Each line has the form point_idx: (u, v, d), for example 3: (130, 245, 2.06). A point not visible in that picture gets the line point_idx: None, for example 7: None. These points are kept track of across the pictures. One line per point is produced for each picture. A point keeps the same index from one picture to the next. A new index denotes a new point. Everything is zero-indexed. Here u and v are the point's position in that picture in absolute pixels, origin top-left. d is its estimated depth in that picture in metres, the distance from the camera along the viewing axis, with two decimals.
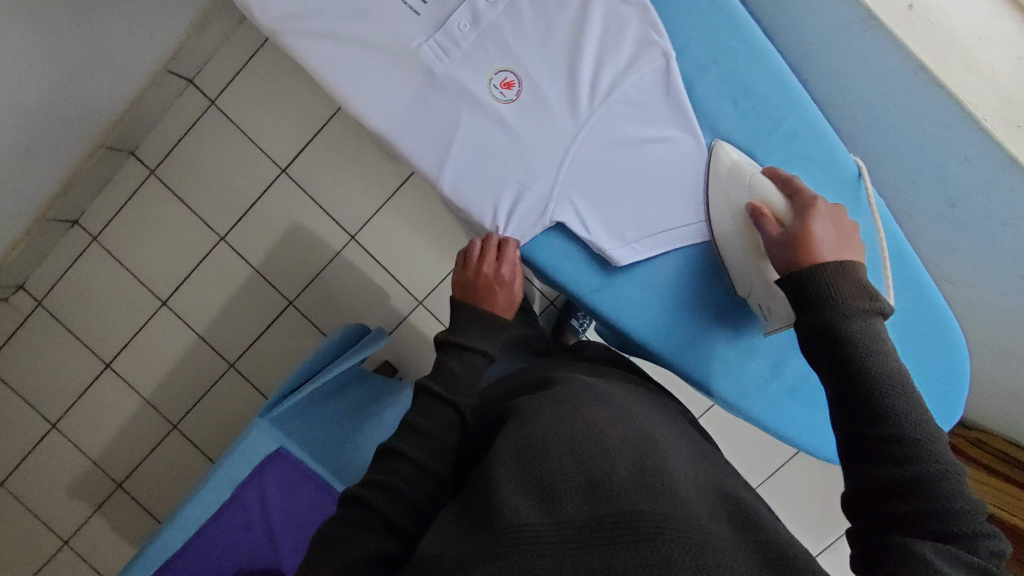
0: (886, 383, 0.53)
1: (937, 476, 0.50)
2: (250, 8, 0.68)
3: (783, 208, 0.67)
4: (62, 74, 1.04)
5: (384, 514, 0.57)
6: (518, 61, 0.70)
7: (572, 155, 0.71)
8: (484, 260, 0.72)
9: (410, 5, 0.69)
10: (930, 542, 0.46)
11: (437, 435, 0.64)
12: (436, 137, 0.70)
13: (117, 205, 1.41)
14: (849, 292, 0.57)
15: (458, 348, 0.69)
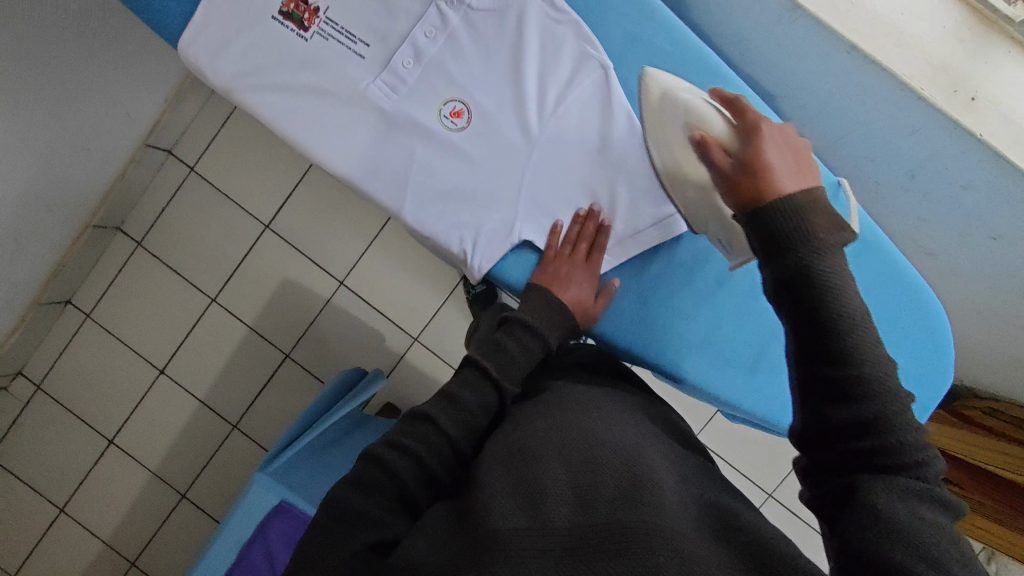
0: (848, 319, 0.47)
1: (895, 411, 0.45)
2: (204, 73, 0.71)
3: (726, 135, 0.60)
4: (43, 160, 1.08)
5: (399, 482, 0.57)
6: (464, 90, 0.72)
7: (528, 174, 0.73)
8: (573, 254, 0.73)
9: (355, 50, 0.72)
10: (888, 488, 0.44)
11: (478, 414, 0.61)
12: (395, 172, 0.72)
13: (108, 281, 1.43)
14: (819, 222, 0.49)
15: (524, 329, 0.66)
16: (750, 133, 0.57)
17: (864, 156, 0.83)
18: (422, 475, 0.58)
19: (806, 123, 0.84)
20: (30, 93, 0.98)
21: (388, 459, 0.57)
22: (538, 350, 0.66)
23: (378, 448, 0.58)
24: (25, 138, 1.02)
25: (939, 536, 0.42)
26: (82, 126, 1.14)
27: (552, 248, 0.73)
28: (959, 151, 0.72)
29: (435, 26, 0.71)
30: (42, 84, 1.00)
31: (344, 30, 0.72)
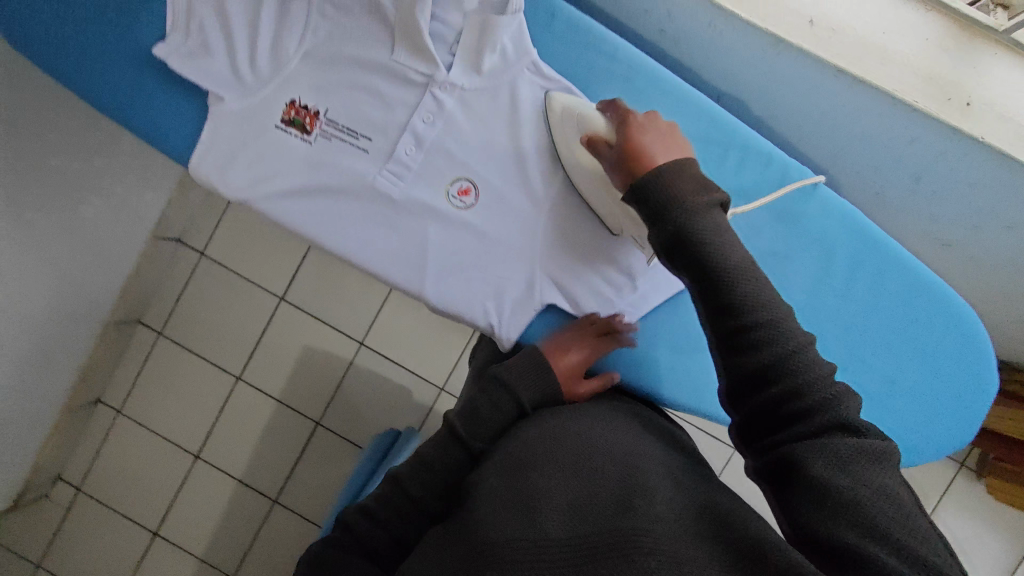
0: (731, 271, 0.48)
1: (794, 355, 0.46)
2: (215, 184, 0.74)
3: (610, 129, 0.64)
4: (64, 273, 1.11)
5: (367, 542, 0.58)
6: (468, 168, 0.74)
7: (541, 239, 0.74)
8: (585, 329, 0.74)
9: (359, 145, 0.74)
10: (813, 450, 0.44)
11: (446, 469, 0.61)
12: (412, 256, 0.74)
13: (134, 374, 1.45)
14: (686, 187, 0.51)
15: (497, 388, 0.65)
16: (625, 120, 0.61)
17: (860, 163, 0.84)
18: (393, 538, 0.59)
19: (797, 138, 0.86)
20: (46, 216, 1.00)
21: (362, 531, 0.58)
22: (508, 406, 0.64)
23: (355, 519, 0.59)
24: (45, 258, 1.04)
25: (864, 489, 0.42)
26: (95, 234, 1.16)
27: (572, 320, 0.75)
28: (958, 153, 0.73)
29: (432, 112, 0.73)
30: (54, 204, 1.02)
31: (345, 128, 0.74)
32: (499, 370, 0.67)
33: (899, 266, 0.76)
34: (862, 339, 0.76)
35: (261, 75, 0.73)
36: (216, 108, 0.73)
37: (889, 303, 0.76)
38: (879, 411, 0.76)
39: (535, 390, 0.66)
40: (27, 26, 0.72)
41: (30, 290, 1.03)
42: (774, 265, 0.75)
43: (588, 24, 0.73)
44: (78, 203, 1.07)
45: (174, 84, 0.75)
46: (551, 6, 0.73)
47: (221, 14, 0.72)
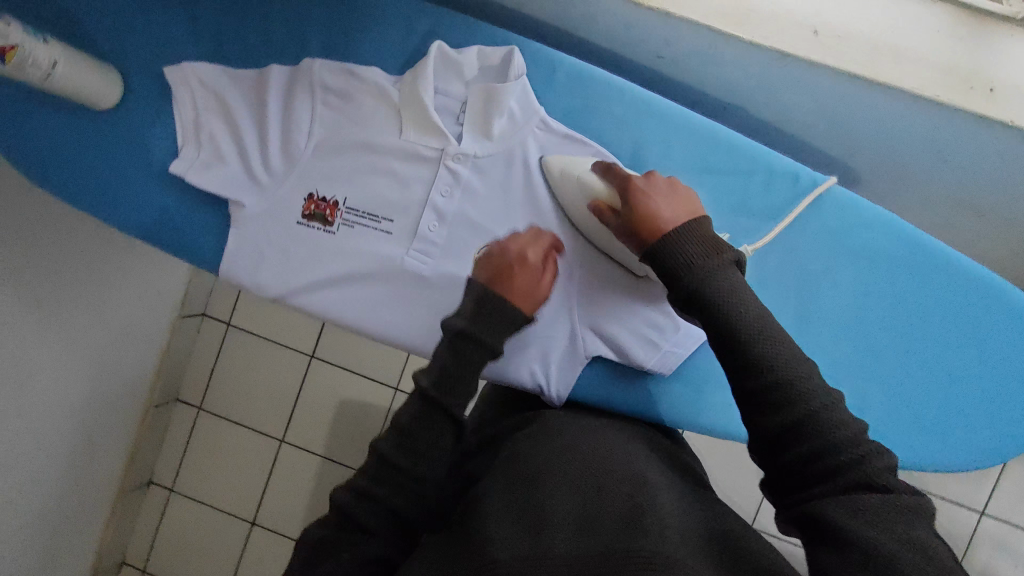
0: (752, 331, 0.46)
1: (820, 412, 0.43)
2: (242, 280, 0.75)
3: (612, 193, 0.64)
4: (76, 365, 1.13)
5: (366, 529, 0.49)
6: (492, 233, 0.73)
7: (575, 291, 0.73)
8: (517, 241, 0.69)
9: (381, 227, 0.74)
10: (839, 505, 0.40)
11: (435, 442, 0.52)
12: None
13: (180, 451, 1.48)
14: (695, 250, 0.50)
15: (472, 345, 0.55)
16: (626, 184, 0.61)
17: (884, 153, 0.81)
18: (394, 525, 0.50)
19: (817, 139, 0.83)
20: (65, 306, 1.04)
21: (351, 513, 0.49)
22: (488, 364, 0.56)
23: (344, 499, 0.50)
24: (65, 346, 1.07)
25: (896, 543, 0.38)
26: (116, 317, 1.20)
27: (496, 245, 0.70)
28: (992, 139, 0.70)
29: (449, 185, 0.72)
30: (72, 294, 1.05)
31: (365, 213, 0.74)
32: (468, 319, 0.57)
33: (951, 266, 0.73)
34: (911, 342, 0.73)
35: (276, 175, 0.73)
36: (238, 215, 0.74)
37: (934, 302, 0.73)
38: (941, 412, 0.74)
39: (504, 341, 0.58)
40: (50, 167, 0.74)
41: (55, 379, 1.06)
42: (822, 280, 0.73)
43: (591, 72, 0.73)
44: (94, 290, 1.12)
45: (194, 197, 0.76)
46: (551, 59, 0.73)
47: (230, 122, 0.73)
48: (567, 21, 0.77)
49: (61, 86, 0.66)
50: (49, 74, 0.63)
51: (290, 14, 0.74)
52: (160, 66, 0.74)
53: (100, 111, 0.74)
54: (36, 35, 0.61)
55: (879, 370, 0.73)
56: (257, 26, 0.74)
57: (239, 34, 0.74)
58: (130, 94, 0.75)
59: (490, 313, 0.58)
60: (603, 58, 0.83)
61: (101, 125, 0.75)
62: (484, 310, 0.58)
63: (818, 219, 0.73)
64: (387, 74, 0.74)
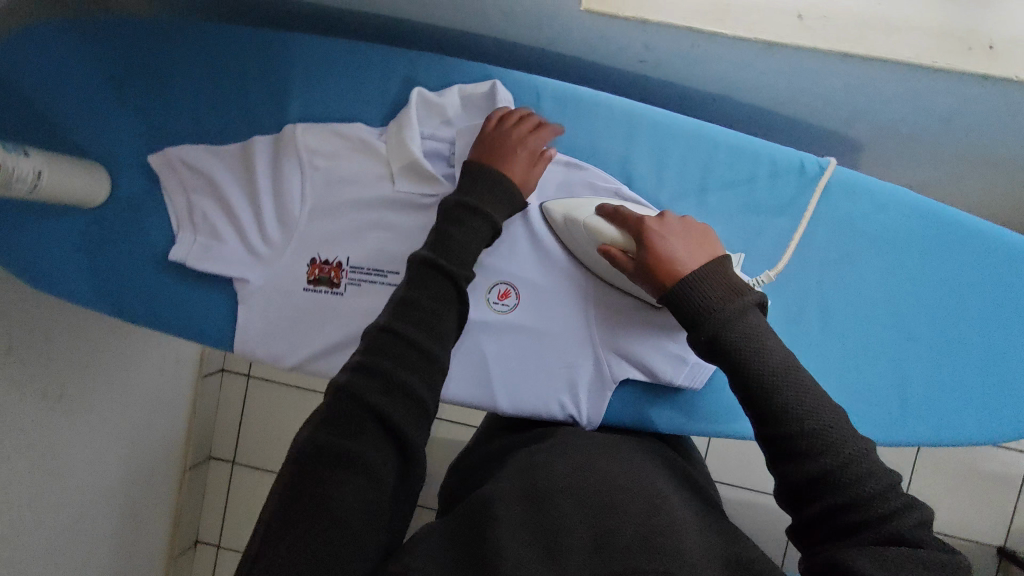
0: (775, 377, 0.48)
1: (848, 465, 0.44)
2: (256, 351, 0.74)
3: (623, 238, 0.63)
4: (98, 450, 1.13)
5: (374, 405, 0.46)
6: (502, 271, 0.72)
7: (593, 317, 0.72)
8: (517, 123, 0.67)
9: (389, 281, 0.73)
10: (864, 556, 0.42)
11: (438, 313, 0.51)
12: (473, 373, 0.72)
13: (221, 509, 1.48)
14: (714, 295, 0.51)
15: (469, 211, 0.57)
16: (641, 228, 0.60)
17: (886, 120, 0.78)
18: (402, 396, 0.47)
19: (814, 116, 0.80)
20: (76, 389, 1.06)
21: (355, 389, 0.47)
22: (485, 231, 0.57)
23: (346, 378, 0.47)
24: (83, 429, 1.08)
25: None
26: (132, 389, 1.22)
27: (494, 120, 0.67)
28: (995, 98, 0.67)
29: None
30: (80, 377, 1.06)
31: (371, 270, 0.73)
32: (461, 195, 0.59)
33: (974, 237, 0.72)
34: (942, 320, 0.71)
35: (275, 244, 0.72)
36: (244, 291, 0.73)
37: (958, 276, 0.71)
38: (981, 394, 0.72)
39: (499, 211, 0.60)
40: (52, 272, 0.74)
41: (78, 460, 1.08)
42: (845, 266, 0.71)
43: (575, 91, 0.71)
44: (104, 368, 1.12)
45: (198, 278, 0.75)
46: (533, 85, 0.71)
47: (221, 199, 0.72)
48: (544, 43, 0.75)
49: (49, 193, 0.66)
50: (35, 185, 0.63)
51: (264, 81, 0.73)
52: (144, 155, 0.74)
53: (93, 208, 0.74)
54: (16, 150, 0.60)
55: (912, 353, 0.71)
56: (232, 96, 0.73)
57: (216, 108, 0.74)
58: (119, 187, 0.74)
59: (485, 187, 0.60)
60: (586, 70, 0.80)
61: (94, 219, 0.74)
62: (478, 184, 0.60)
63: (831, 205, 0.71)
64: (369, 126, 0.73)
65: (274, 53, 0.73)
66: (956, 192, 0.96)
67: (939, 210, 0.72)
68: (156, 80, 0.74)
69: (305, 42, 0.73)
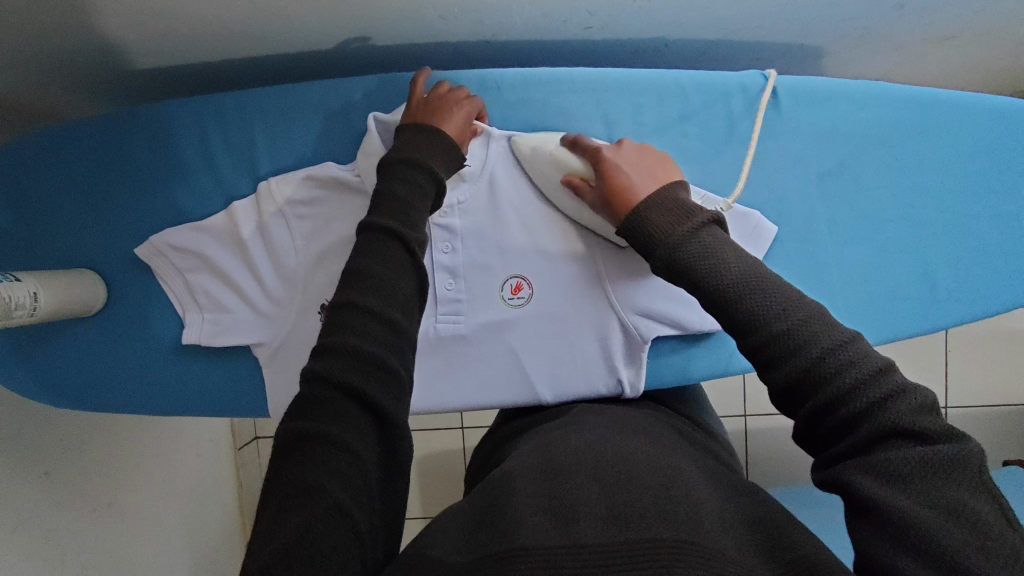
0: (734, 285, 0.47)
1: (825, 359, 0.42)
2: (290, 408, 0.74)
3: (584, 167, 0.66)
4: (155, 547, 1.13)
5: (341, 379, 0.46)
6: (510, 266, 0.71)
7: (611, 286, 0.71)
8: (448, 92, 0.67)
9: None
10: (863, 468, 0.40)
11: (395, 281, 0.50)
12: (507, 372, 0.72)
13: None
14: (668, 220, 0.53)
15: (405, 167, 0.57)
16: (598, 157, 0.63)
17: (839, 21, 0.77)
18: (371, 368, 0.47)
19: (769, 35, 0.80)
20: (118, 496, 1.05)
21: (323, 369, 0.46)
22: (428, 186, 0.57)
23: (315, 365, 0.47)
24: (135, 534, 1.08)
25: (934, 512, 0.37)
26: (176, 481, 1.21)
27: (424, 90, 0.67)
28: None
29: (448, 241, 0.70)
30: (117, 483, 1.06)
31: None
32: (397, 155, 0.58)
33: (963, 112, 0.72)
34: (944, 197, 0.72)
35: (282, 302, 0.72)
36: (266, 355, 0.73)
37: (952, 151, 0.72)
38: (1007, 259, 0.73)
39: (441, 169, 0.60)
40: (77, 384, 0.74)
41: (139, 564, 1.08)
42: (843, 171, 0.71)
43: (533, 74, 0.71)
44: (140, 468, 1.12)
45: (215, 354, 0.75)
46: (490, 78, 0.70)
47: (219, 273, 0.72)
48: (488, 36, 0.74)
49: (50, 311, 0.65)
50: (35, 308, 0.63)
51: (227, 147, 0.73)
52: (131, 249, 0.73)
53: (95, 313, 0.73)
54: (7, 279, 0.60)
55: (934, 240, 0.73)
56: (199, 167, 0.73)
57: (188, 183, 0.73)
58: (116, 289, 0.74)
59: (424, 143, 0.60)
60: (535, 51, 0.79)
61: (100, 324, 0.74)
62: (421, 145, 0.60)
63: (812, 118, 0.71)
64: (341, 163, 0.72)
65: (228, 116, 0.72)
66: (923, 71, 0.95)
67: (925, 94, 0.71)
68: (122, 176, 0.73)
69: (256, 97, 0.72)
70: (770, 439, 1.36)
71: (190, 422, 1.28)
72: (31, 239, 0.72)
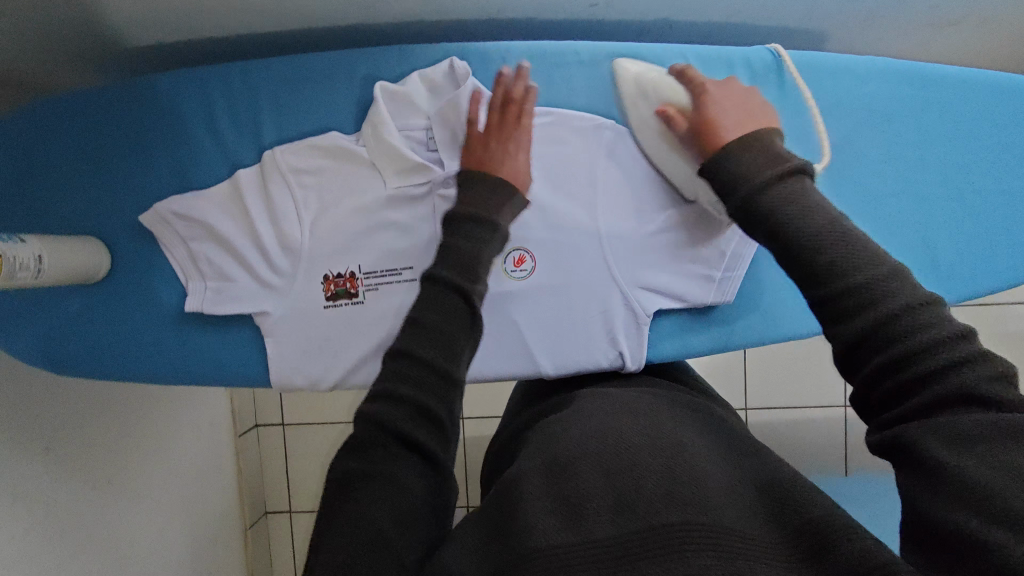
0: (817, 235, 0.43)
1: (900, 316, 0.39)
2: (292, 378, 0.74)
3: (683, 100, 0.65)
4: (154, 525, 1.13)
5: (394, 429, 0.45)
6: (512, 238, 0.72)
7: (614, 259, 0.72)
8: (501, 120, 0.66)
9: (406, 277, 0.73)
10: (927, 428, 0.37)
11: (450, 331, 0.49)
12: (508, 344, 0.72)
13: (290, 554, 1.49)
14: (756, 162, 0.49)
15: (472, 225, 0.55)
16: (701, 89, 0.62)
17: (844, 2, 0.78)
18: (423, 418, 0.46)
19: (773, 16, 0.80)
20: (117, 474, 1.05)
21: (378, 416, 0.46)
22: (491, 239, 0.55)
23: (369, 409, 0.46)
24: (134, 512, 1.08)
25: (997, 473, 0.34)
26: (177, 462, 1.22)
27: (477, 123, 0.67)
28: None
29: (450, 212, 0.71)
30: (118, 460, 1.06)
31: (383, 271, 0.73)
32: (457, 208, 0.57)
33: (963, 88, 0.72)
34: (947, 172, 0.72)
35: (285, 272, 0.72)
36: (267, 325, 0.73)
37: (953, 126, 0.72)
38: (1010, 234, 0.73)
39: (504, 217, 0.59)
40: (79, 351, 0.75)
41: (137, 542, 1.08)
42: (846, 145, 0.71)
43: (539, 47, 0.71)
44: (139, 447, 1.12)
45: (217, 323, 0.75)
46: (496, 50, 0.71)
47: (222, 242, 0.72)
48: (493, 11, 0.74)
49: (54, 274, 0.66)
50: (39, 270, 0.63)
51: (232, 117, 0.73)
52: (135, 217, 0.74)
53: (98, 280, 0.74)
54: (11, 239, 0.60)
55: (939, 215, 0.73)
56: (203, 137, 0.73)
57: (191, 153, 0.73)
58: (119, 255, 0.74)
59: (487, 195, 0.59)
60: (540, 28, 0.79)
61: (103, 290, 0.74)
62: (482, 195, 0.59)
63: (816, 94, 0.71)
64: (346, 133, 0.72)
65: (235, 87, 0.73)
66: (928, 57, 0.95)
67: (934, 71, 0.72)
68: (127, 145, 0.73)
69: (262, 68, 0.72)
70: (767, 430, 1.36)
71: (192, 404, 1.28)
72: (37, 207, 0.73)
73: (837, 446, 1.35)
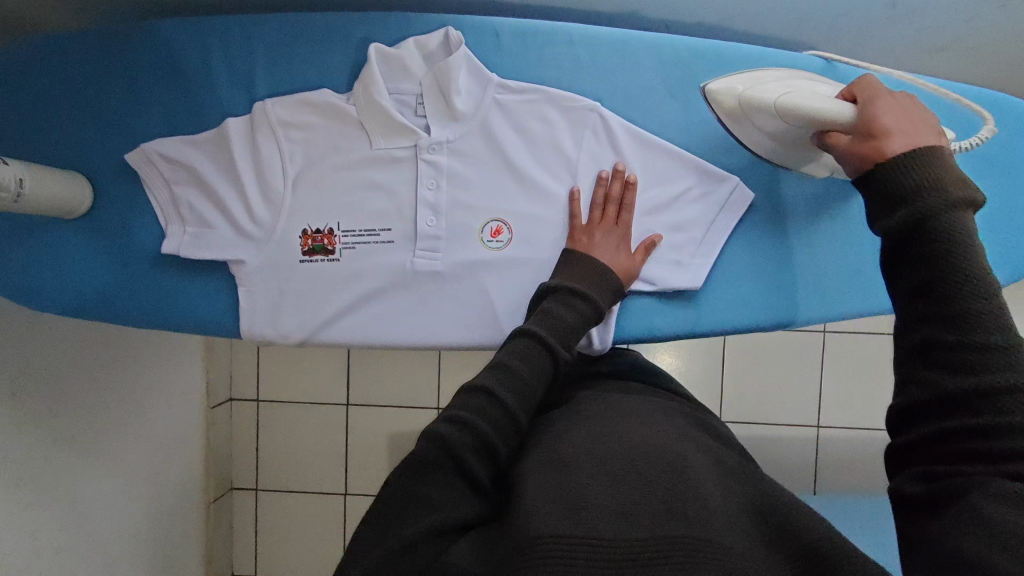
0: (978, 280, 0.40)
1: (1011, 388, 0.37)
2: (263, 332, 0.74)
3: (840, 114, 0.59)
4: (115, 482, 1.12)
5: (461, 457, 0.46)
6: (490, 209, 0.73)
7: None
8: (602, 218, 0.72)
9: (383, 238, 0.73)
10: (996, 491, 0.36)
11: (533, 385, 0.53)
12: (478, 313, 0.73)
13: (251, 530, 1.48)
14: (952, 179, 0.43)
15: (570, 294, 0.63)
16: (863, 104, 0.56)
17: (833, 16, 0.80)
18: (487, 453, 0.48)
19: (765, 25, 0.82)
20: (83, 424, 1.05)
21: (451, 442, 0.46)
22: (585, 310, 0.62)
23: (444, 432, 0.47)
24: (95, 466, 1.08)
25: None
26: (144, 422, 1.21)
27: (581, 217, 0.72)
28: None
29: (433, 177, 0.72)
30: (86, 411, 1.06)
31: (362, 231, 0.73)
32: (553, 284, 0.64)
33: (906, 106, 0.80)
34: None
35: (264, 223, 0.73)
36: (240, 274, 0.74)
37: None
38: None
39: (602, 296, 0.65)
40: (51, 284, 0.75)
41: (95, 498, 1.07)
42: None
43: (531, 26, 0.73)
44: (108, 403, 1.11)
45: (192, 268, 0.75)
46: (491, 25, 0.73)
47: (205, 189, 0.73)
48: None
49: (33, 201, 0.66)
50: (18, 194, 0.63)
51: (227, 69, 0.74)
52: (122, 157, 0.74)
53: (78, 215, 0.74)
54: None
55: None
56: (197, 85, 0.74)
57: (184, 101, 0.74)
58: (101, 193, 0.75)
59: (591, 277, 0.67)
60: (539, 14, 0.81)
61: (82, 227, 0.75)
62: (585, 277, 0.66)
63: None
64: (337, 92, 0.73)
65: (232, 40, 0.74)
66: None
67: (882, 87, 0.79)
68: (122, 88, 0.74)
69: (261, 24, 0.74)
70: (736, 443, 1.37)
71: (166, 366, 1.28)
72: (24, 138, 0.74)
73: (803, 465, 1.36)
